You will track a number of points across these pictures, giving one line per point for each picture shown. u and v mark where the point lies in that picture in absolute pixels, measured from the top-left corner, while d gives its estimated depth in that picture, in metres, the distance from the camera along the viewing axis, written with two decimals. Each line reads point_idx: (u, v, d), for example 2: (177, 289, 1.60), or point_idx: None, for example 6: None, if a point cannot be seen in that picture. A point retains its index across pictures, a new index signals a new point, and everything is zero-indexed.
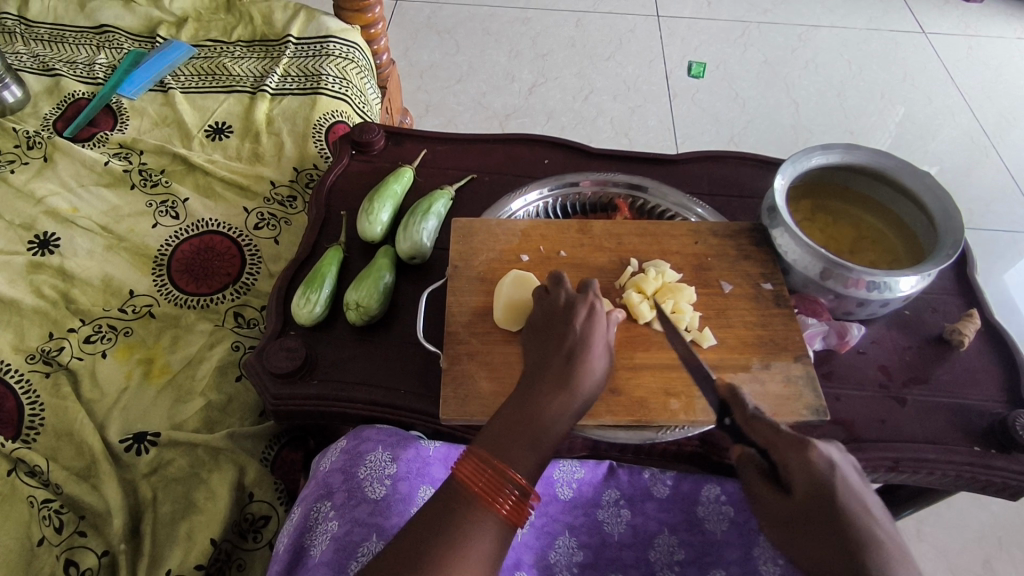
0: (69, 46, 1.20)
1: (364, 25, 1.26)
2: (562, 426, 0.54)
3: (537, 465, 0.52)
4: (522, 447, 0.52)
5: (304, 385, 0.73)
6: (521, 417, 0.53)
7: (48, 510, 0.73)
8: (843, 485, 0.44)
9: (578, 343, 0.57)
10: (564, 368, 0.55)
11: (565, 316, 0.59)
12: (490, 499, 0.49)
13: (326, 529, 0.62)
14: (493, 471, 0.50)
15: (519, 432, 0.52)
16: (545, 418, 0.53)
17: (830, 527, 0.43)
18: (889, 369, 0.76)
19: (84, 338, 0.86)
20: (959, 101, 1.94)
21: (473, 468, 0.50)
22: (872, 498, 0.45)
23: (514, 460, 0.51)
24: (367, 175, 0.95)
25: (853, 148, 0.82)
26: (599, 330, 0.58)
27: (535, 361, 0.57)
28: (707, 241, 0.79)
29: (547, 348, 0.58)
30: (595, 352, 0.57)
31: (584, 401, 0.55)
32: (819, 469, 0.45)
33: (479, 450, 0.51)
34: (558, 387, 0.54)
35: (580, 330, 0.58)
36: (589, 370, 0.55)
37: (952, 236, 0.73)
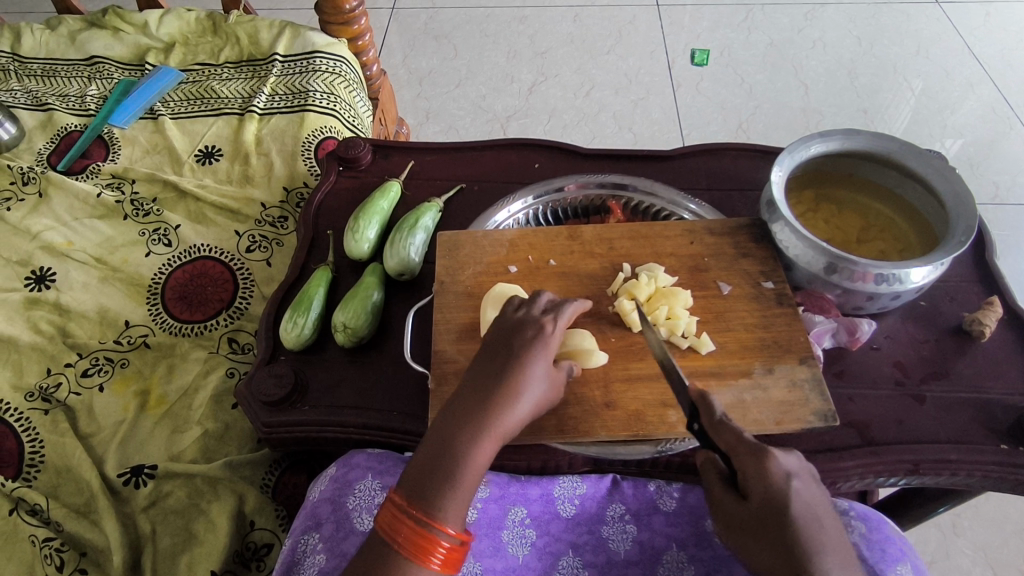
0: (61, 79, 1.21)
1: (351, 38, 1.25)
2: (484, 465, 0.53)
3: (462, 507, 0.51)
4: (446, 491, 0.51)
5: (295, 411, 0.71)
6: (443, 457, 0.52)
7: (49, 549, 0.73)
8: (795, 497, 0.47)
9: (506, 375, 0.55)
10: (490, 401, 0.54)
11: (501, 344, 0.58)
12: (411, 549, 0.49)
13: (314, 562, 0.60)
14: (414, 519, 0.50)
15: (440, 473, 0.51)
16: (468, 456, 0.52)
17: (782, 537, 0.46)
18: (905, 365, 0.72)
19: (81, 372, 0.86)
20: (978, 71, 1.86)
21: (394, 517, 0.50)
22: (819, 503, 0.48)
23: (437, 503, 0.50)
24: (354, 191, 0.93)
25: (854, 133, 0.78)
26: (533, 358, 0.56)
27: (463, 393, 0.56)
28: (703, 241, 0.76)
29: (476, 379, 0.56)
30: (525, 383, 0.55)
31: (509, 434, 0.54)
32: (772, 482, 0.47)
33: (399, 496, 0.51)
34: (485, 419, 0.53)
35: (512, 359, 0.56)
36: (516, 404, 0.54)
37: (964, 221, 0.69)
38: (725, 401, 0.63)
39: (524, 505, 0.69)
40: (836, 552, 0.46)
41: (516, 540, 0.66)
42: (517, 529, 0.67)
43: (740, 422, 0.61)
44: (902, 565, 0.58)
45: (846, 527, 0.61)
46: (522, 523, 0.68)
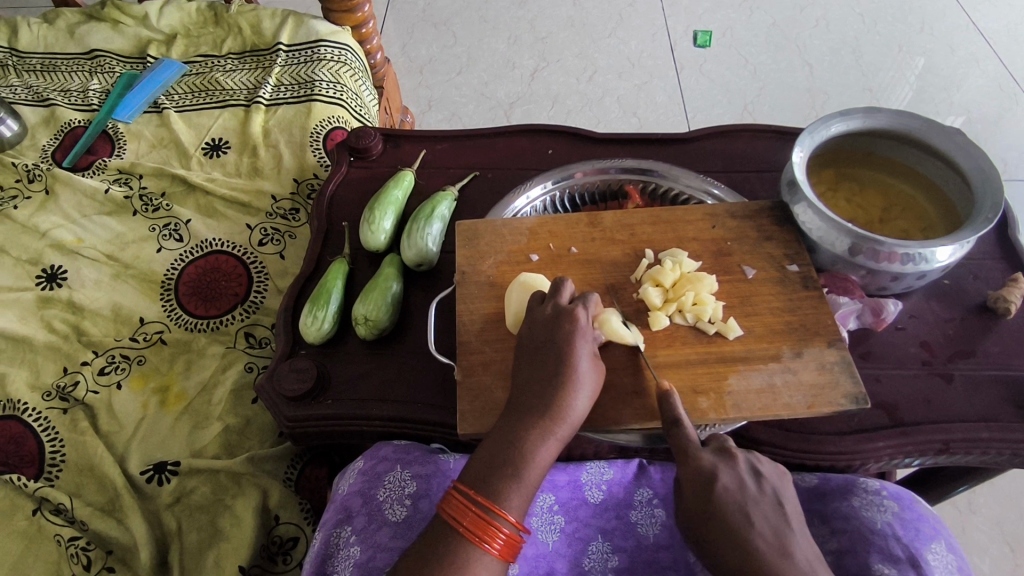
0: (62, 74, 1.19)
1: (355, 26, 1.23)
2: (548, 458, 0.53)
3: (526, 499, 0.51)
4: (510, 484, 0.51)
5: (318, 405, 0.71)
6: (506, 451, 0.52)
7: (75, 547, 0.73)
8: (724, 476, 0.51)
9: (560, 368, 0.55)
10: (547, 395, 0.54)
11: (546, 337, 0.57)
12: (479, 537, 0.50)
13: (348, 555, 0.60)
14: (480, 508, 0.50)
15: (505, 466, 0.52)
16: (530, 451, 0.52)
17: (710, 509, 0.50)
18: (932, 345, 0.72)
19: (98, 370, 0.86)
20: (983, 47, 1.84)
21: (459, 505, 0.51)
22: (753, 484, 0.52)
23: (502, 495, 0.51)
24: (367, 182, 0.92)
25: (874, 110, 0.77)
26: (583, 350, 0.56)
27: (517, 389, 0.56)
28: (725, 224, 0.75)
29: (529, 374, 0.56)
30: (579, 375, 0.55)
31: (569, 426, 0.54)
32: (699, 464, 0.52)
33: (464, 487, 0.51)
34: (541, 414, 0.53)
35: (561, 351, 0.56)
36: (572, 396, 0.54)
37: (990, 197, 0.68)
38: (755, 385, 0.62)
39: (552, 491, 0.69)
40: (765, 521, 0.49)
41: (545, 526, 0.67)
42: (546, 516, 0.67)
43: (771, 406, 0.61)
44: (937, 543, 0.59)
45: (879, 508, 0.61)
46: (551, 510, 0.68)
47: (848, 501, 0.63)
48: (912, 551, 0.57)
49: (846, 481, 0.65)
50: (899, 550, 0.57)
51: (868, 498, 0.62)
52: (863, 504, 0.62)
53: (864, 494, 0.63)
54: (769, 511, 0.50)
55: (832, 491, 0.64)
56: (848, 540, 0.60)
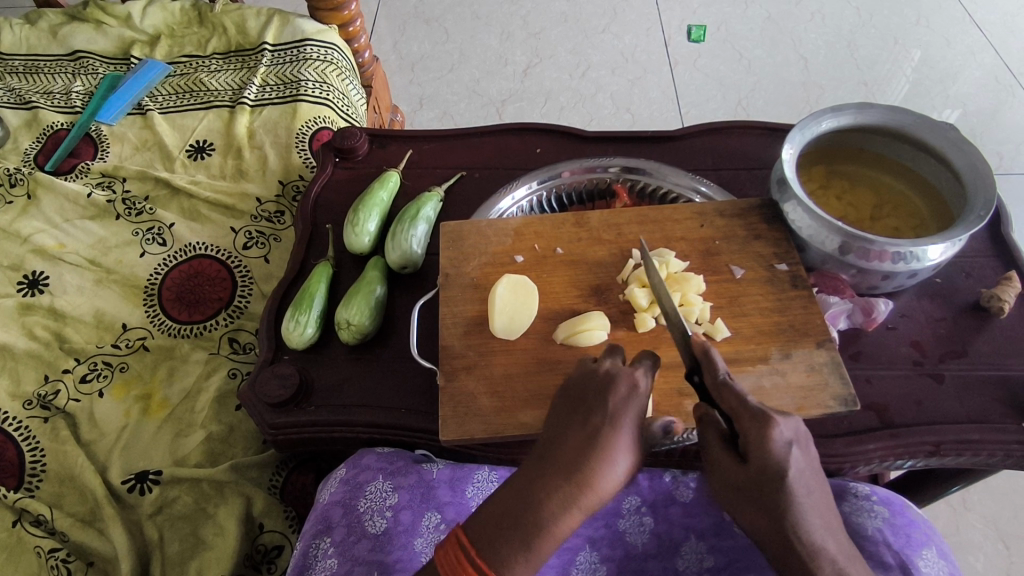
0: (45, 76, 1.18)
1: (341, 24, 1.22)
2: (565, 535, 0.45)
3: (533, 572, 0.44)
4: (516, 554, 0.44)
5: (300, 412, 0.70)
6: (518, 514, 0.44)
7: (55, 559, 0.72)
8: (792, 469, 0.45)
9: (604, 433, 0.46)
10: (579, 461, 0.45)
11: (595, 393, 0.48)
12: None
13: (325, 566, 0.60)
14: (477, 569, 0.44)
15: (515, 534, 0.44)
16: (547, 522, 0.44)
17: (769, 501, 0.45)
18: (923, 344, 0.71)
19: (80, 378, 0.84)
20: (979, 40, 1.82)
21: (455, 561, 0.45)
22: (811, 468, 0.47)
23: (505, 564, 0.43)
24: (351, 183, 0.91)
25: (866, 106, 0.76)
26: (634, 415, 0.47)
27: (547, 444, 0.47)
28: (713, 223, 0.74)
29: (561, 430, 0.47)
30: (621, 442, 0.45)
31: (599, 498, 0.45)
32: (774, 453, 0.45)
33: (463, 540, 0.45)
34: (568, 481, 0.44)
35: (608, 415, 0.47)
36: (612, 468, 0.45)
37: (983, 194, 0.67)
38: (742, 387, 0.61)
39: None
40: (821, 521, 0.46)
41: None
42: None
43: None
44: (928, 549, 0.57)
45: (869, 513, 0.60)
46: None
47: (837, 507, 0.61)
48: (903, 558, 0.56)
49: (834, 487, 0.64)
50: (890, 556, 0.56)
51: (857, 504, 0.61)
52: (852, 510, 0.60)
53: (853, 499, 0.61)
54: (822, 503, 0.47)
55: None
56: None
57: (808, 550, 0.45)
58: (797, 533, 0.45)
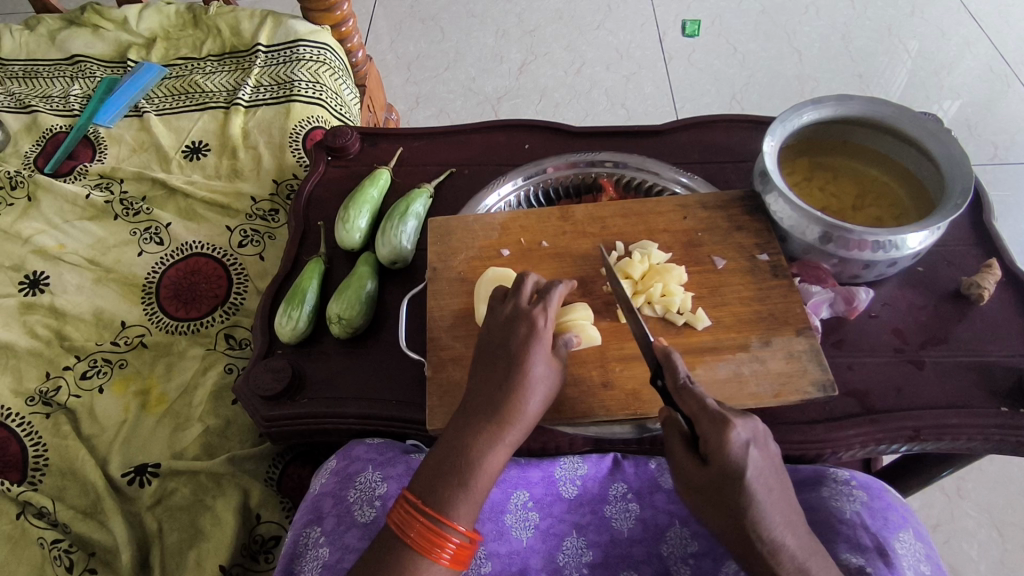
0: (44, 80, 1.20)
1: (334, 24, 1.23)
2: (496, 466, 0.52)
3: (475, 506, 0.51)
4: (456, 491, 0.51)
5: (294, 404, 0.71)
6: (452, 458, 0.52)
7: (58, 550, 0.74)
8: (751, 467, 0.47)
9: (512, 374, 0.54)
10: (497, 401, 0.53)
11: (503, 340, 0.57)
12: (425, 548, 0.50)
13: (316, 555, 0.61)
14: (429, 519, 0.50)
15: (451, 474, 0.51)
16: (478, 459, 0.52)
17: (730, 502, 0.48)
18: (904, 332, 0.72)
19: (80, 375, 0.86)
20: (974, 30, 1.82)
21: (406, 516, 0.50)
22: (771, 467, 0.49)
23: (449, 503, 0.50)
24: (343, 181, 0.92)
25: (846, 98, 0.76)
26: (538, 354, 0.55)
27: (470, 393, 0.56)
28: (696, 216, 0.75)
29: (481, 379, 0.56)
30: (531, 379, 0.54)
31: (518, 431, 0.53)
32: (733, 453, 0.47)
33: (413, 497, 0.51)
34: (491, 420, 0.53)
35: (514, 356, 0.55)
36: (523, 401, 0.54)
37: (961, 181, 0.68)
38: (723, 375, 0.63)
39: (526, 488, 0.69)
40: (780, 518, 0.48)
41: (519, 523, 0.67)
42: (520, 512, 0.68)
43: (738, 396, 0.61)
44: (905, 531, 0.59)
45: (847, 497, 0.61)
46: (525, 507, 0.68)
47: (817, 492, 0.63)
48: (879, 540, 0.57)
49: (815, 472, 0.65)
50: (866, 538, 0.57)
51: (837, 488, 0.62)
52: (831, 494, 0.62)
53: (833, 484, 0.63)
54: (784, 502, 0.49)
55: (802, 483, 0.65)
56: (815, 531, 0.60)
57: (769, 546, 0.47)
58: (757, 531, 0.47)
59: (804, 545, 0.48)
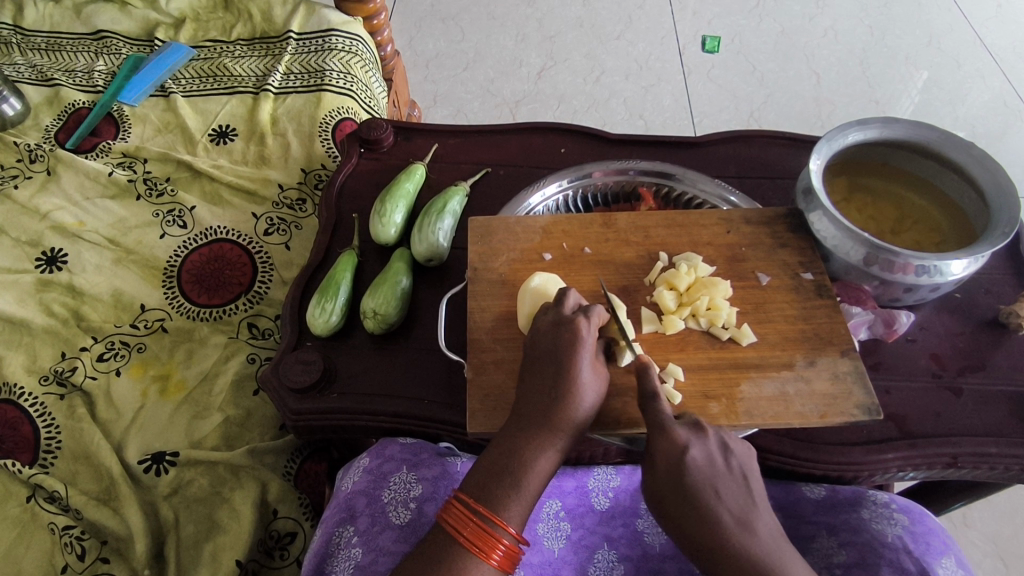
0: (67, 54, 1.18)
1: (366, 16, 1.22)
2: (547, 468, 0.54)
3: (527, 509, 0.52)
4: (508, 493, 0.52)
5: (324, 398, 0.69)
6: (505, 464, 0.53)
7: (70, 536, 0.71)
8: (690, 467, 0.50)
9: (561, 380, 0.55)
10: (548, 408, 0.55)
11: (550, 347, 0.57)
12: (478, 547, 0.51)
13: (349, 555, 0.60)
14: (480, 519, 0.51)
15: (507, 475, 0.53)
16: (530, 464, 0.53)
17: (678, 505, 0.49)
18: (942, 358, 0.72)
19: (97, 357, 0.84)
20: (989, 64, 1.85)
21: (459, 515, 0.52)
22: (722, 471, 0.50)
23: (501, 505, 0.52)
24: (376, 175, 0.91)
25: (892, 121, 0.77)
26: (583, 361, 0.56)
27: (522, 398, 0.57)
28: (740, 230, 0.75)
29: (530, 386, 0.57)
30: (579, 385, 0.55)
31: (568, 438, 0.55)
32: (670, 453, 0.50)
33: (465, 497, 0.52)
34: (542, 429, 0.54)
35: (562, 362, 0.56)
36: (573, 405, 0.55)
37: (1005, 213, 0.68)
38: (768, 392, 0.62)
39: (559, 497, 0.69)
40: (733, 520, 0.48)
41: (551, 533, 0.67)
42: (552, 522, 0.67)
43: (784, 415, 0.60)
44: (947, 558, 0.58)
45: (889, 521, 0.61)
46: (557, 517, 0.68)
47: (857, 514, 0.63)
48: (923, 565, 0.56)
49: (855, 493, 0.65)
50: (910, 563, 0.57)
51: (877, 511, 0.62)
52: (872, 517, 0.62)
53: (873, 507, 0.63)
54: (738, 504, 0.49)
55: (840, 503, 0.64)
56: (857, 553, 0.60)
57: (717, 547, 0.47)
58: (705, 531, 0.48)
59: (764, 547, 0.47)
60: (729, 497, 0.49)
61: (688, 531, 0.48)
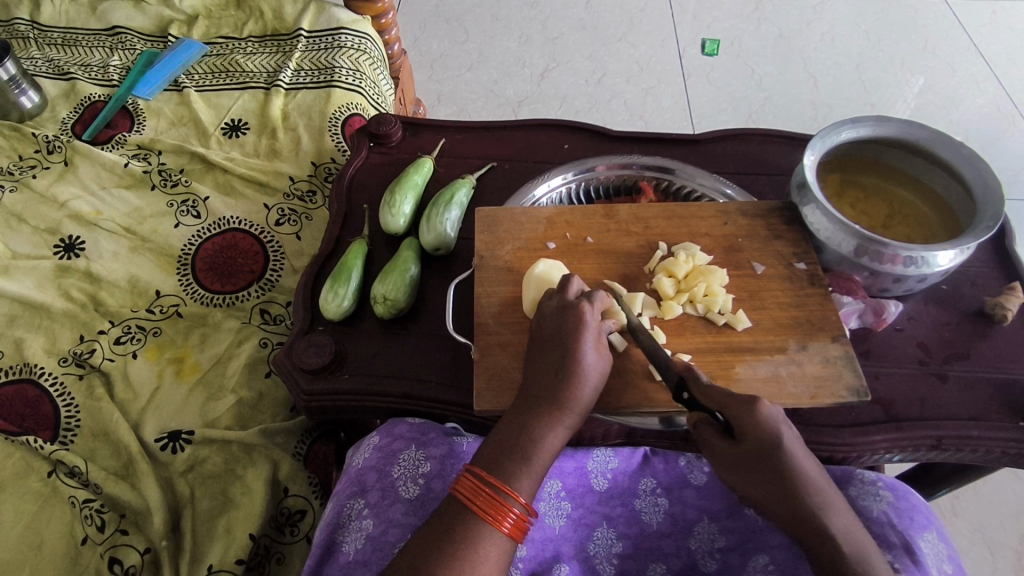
0: (83, 49, 1.21)
1: (375, 15, 1.25)
2: (556, 444, 0.57)
3: (536, 481, 0.55)
4: (519, 466, 0.55)
5: (335, 379, 0.72)
6: (516, 440, 0.56)
7: (89, 509, 0.74)
8: (783, 439, 0.52)
9: (566, 362, 0.58)
10: (555, 387, 0.58)
11: (555, 331, 0.60)
12: (490, 516, 0.53)
13: (360, 527, 0.63)
14: (492, 489, 0.54)
15: (517, 450, 0.56)
16: (540, 440, 0.56)
17: (772, 474, 0.52)
18: (928, 346, 0.75)
19: (115, 340, 0.87)
20: (982, 69, 1.89)
21: (472, 486, 0.54)
22: (798, 441, 0.54)
23: (512, 477, 0.55)
24: (386, 167, 0.94)
25: (884, 119, 0.80)
26: (587, 343, 0.59)
27: (529, 379, 0.60)
28: (736, 222, 0.78)
29: (538, 367, 0.60)
30: (584, 366, 0.58)
31: (575, 416, 0.58)
32: (764, 427, 0.52)
33: (477, 470, 0.55)
34: (550, 407, 0.57)
35: (567, 345, 0.59)
36: (578, 386, 0.58)
37: (991, 207, 0.71)
38: (762, 374, 0.65)
39: (559, 478, 0.71)
40: (821, 485, 0.52)
41: (552, 511, 0.69)
42: (553, 501, 0.70)
43: (776, 395, 0.64)
44: (930, 532, 0.61)
45: (875, 497, 0.64)
46: (558, 496, 0.70)
47: (845, 491, 0.65)
48: (907, 538, 0.60)
49: (844, 473, 0.67)
50: (895, 536, 0.60)
51: (865, 489, 0.65)
52: (859, 494, 0.64)
53: (861, 485, 0.65)
54: (815, 470, 0.53)
55: (830, 482, 0.67)
56: None
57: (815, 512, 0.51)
58: (801, 497, 0.51)
59: (845, 511, 0.52)
60: (809, 465, 0.53)
61: (779, 496, 0.52)
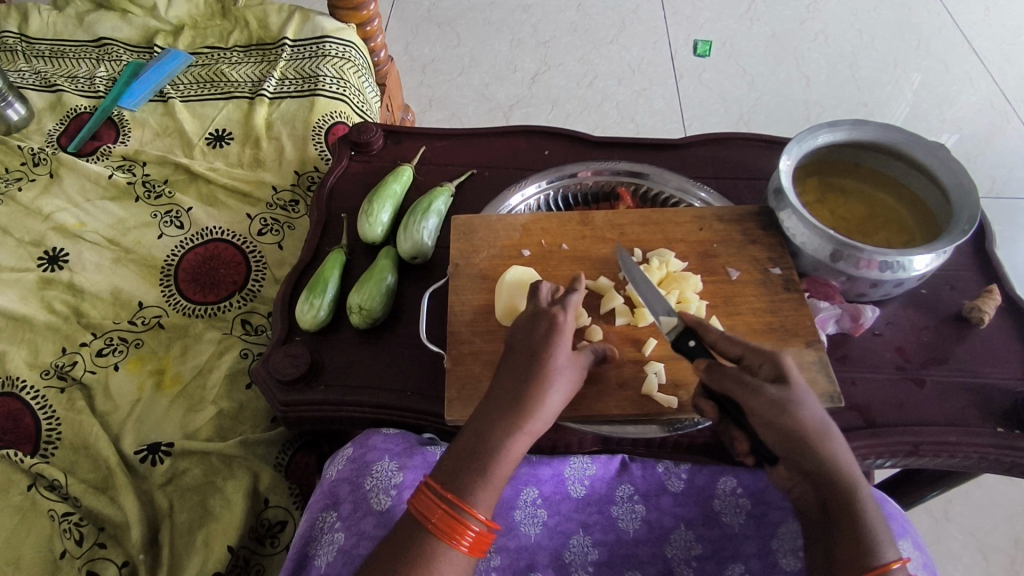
0: (70, 61, 1.22)
1: (360, 23, 1.26)
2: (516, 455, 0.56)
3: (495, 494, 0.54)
4: (476, 480, 0.54)
5: (311, 390, 0.73)
6: (474, 449, 0.55)
7: (68, 523, 0.75)
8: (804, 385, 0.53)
9: (534, 369, 0.58)
10: (519, 396, 0.56)
11: (526, 338, 0.60)
12: (446, 534, 0.53)
13: (331, 540, 0.63)
14: (449, 506, 0.53)
15: (473, 460, 0.55)
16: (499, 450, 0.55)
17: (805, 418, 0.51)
18: (907, 350, 0.74)
19: (97, 352, 0.88)
20: (977, 66, 1.87)
21: (428, 504, 0.54)
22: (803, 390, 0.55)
23: (469, 490, 0.53)
24: (366, 176, 0.94)
25: (861, 123, 0.80)
26: (559, 351, 0.59)
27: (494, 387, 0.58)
28: (712, 228, 0.78)
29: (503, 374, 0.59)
30: (552, 375, 0.57)
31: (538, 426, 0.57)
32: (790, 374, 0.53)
33: (434, 484, 0.54)
34: (512, 417, 0.56)
35: (536, 353, 0.58)
36: (542, 395, 0.57)
37: (968, 209, 0.70)
38: None
39: (536, 485, 0.71)
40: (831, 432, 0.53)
41: (528, 519, 0.69)
42: (529, 509, 0.70)
43: None
44: (905, 542, 0.60)
45: None
46: (534, 504, 0.70)
47: None
48: None
49: None
50: None
51: None
52: None
53: None
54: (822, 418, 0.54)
55: None
56: None
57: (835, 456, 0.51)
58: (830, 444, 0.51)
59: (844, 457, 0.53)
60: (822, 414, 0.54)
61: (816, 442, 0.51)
